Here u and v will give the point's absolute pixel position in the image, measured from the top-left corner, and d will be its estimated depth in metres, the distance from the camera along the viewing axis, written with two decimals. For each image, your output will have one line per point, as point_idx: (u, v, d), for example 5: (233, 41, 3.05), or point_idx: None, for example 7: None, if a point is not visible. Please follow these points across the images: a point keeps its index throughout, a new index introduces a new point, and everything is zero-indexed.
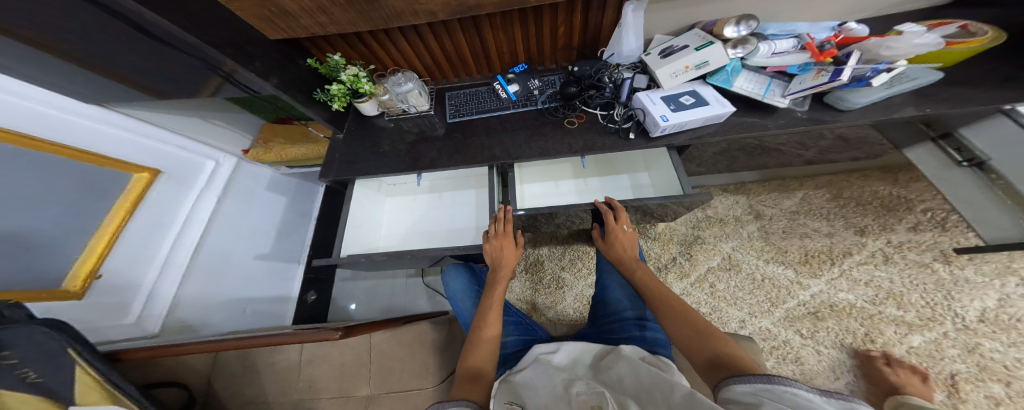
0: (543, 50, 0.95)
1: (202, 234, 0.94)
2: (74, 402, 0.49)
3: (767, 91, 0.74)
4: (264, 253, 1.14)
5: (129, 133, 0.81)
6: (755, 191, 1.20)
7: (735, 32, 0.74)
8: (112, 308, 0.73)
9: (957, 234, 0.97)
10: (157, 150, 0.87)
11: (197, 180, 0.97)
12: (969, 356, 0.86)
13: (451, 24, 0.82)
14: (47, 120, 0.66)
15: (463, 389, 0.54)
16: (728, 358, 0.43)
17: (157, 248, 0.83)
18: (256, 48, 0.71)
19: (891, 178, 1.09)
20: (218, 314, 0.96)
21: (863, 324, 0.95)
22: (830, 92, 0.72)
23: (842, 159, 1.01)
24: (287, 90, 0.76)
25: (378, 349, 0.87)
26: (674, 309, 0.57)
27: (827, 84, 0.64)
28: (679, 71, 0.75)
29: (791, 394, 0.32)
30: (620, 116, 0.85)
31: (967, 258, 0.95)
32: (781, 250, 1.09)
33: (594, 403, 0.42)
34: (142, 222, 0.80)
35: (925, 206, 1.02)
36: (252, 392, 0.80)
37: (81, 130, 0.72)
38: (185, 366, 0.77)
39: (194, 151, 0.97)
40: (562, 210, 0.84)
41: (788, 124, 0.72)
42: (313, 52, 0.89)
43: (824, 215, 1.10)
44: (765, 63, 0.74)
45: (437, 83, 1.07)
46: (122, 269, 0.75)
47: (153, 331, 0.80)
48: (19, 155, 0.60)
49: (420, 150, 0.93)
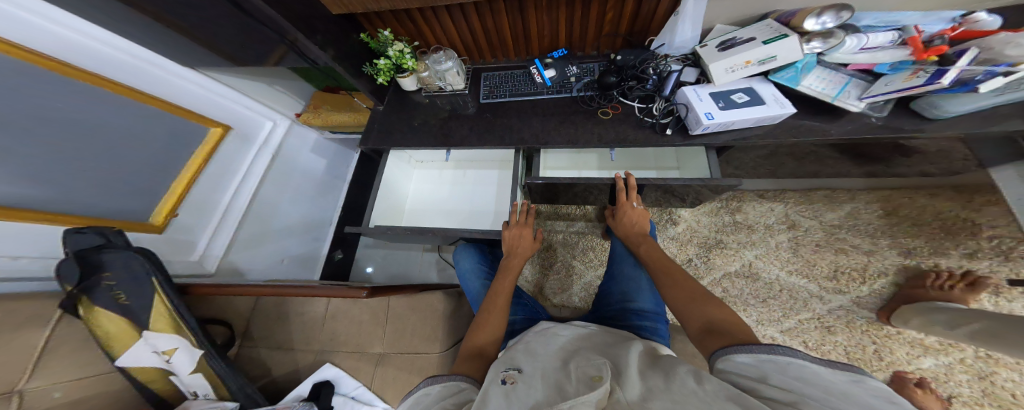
0: (587, 36, 0.92)
1: (258, 186, 1.01)
2: (147, 327, 0.59)
3: (840, 93, 0.67)
4: (304, 213, 1.20)
5: (207, 92, 0.87)
6: (796, 200, 1.15)
7: (818, 25, 0.64)
8: (182, 244, 0.81)
9: (1019, 265, 0.90)
10: (228, 108, 0.92)
11: (257, 138, 1.02)
12: (978, 382, 0.88)
13: (496, 3, 0.80)
14: (151, 79, 0.75)
15: (464, 364, 0.57)
16: (723, 324, 0.44)
17: (222, 195, 0.90)
18: (320, 24, 0.74)
19: (961, 199, 1.00)
20: (261, 263, 1.03)
21: (875, 341, 0.97)
22: (920, 96, 0.63)
23: (910, 174, 0.93)
24: (341, 63, 0.79)
25: (395, 311, 0.93)
26: (675, 278, 0.58)
27: (920, 87, 0.57)
28: (737, 66, 0.70)
29: (796, 365, 0.31)
30: (660, 110, 0.82)
31: (1020, 292, 0.89)
32: (809, 263, 1.07)
33: (594, 373, 0.44)
34: (211, 171, 0.87)
35: (992, 233, 0.94)
36: (280, 338, 0.87)
37: (161, 84, 0.77)
38: (231, 307, 0.84)
39: (257, 111, 1.02)
40: (581, 182, 0.86)
41: (856, 131, 0.66)
42: (366, 28, 0.91)
43: (867, 233, 1.05)
44: (850, 59, 0.66)
45: (475, 62, 1.05)
46: (193, 211, 0.83)
47: (211, 271, 0.87)
48: (107, 98, 0.68)
49: (451, 126, 0.94)
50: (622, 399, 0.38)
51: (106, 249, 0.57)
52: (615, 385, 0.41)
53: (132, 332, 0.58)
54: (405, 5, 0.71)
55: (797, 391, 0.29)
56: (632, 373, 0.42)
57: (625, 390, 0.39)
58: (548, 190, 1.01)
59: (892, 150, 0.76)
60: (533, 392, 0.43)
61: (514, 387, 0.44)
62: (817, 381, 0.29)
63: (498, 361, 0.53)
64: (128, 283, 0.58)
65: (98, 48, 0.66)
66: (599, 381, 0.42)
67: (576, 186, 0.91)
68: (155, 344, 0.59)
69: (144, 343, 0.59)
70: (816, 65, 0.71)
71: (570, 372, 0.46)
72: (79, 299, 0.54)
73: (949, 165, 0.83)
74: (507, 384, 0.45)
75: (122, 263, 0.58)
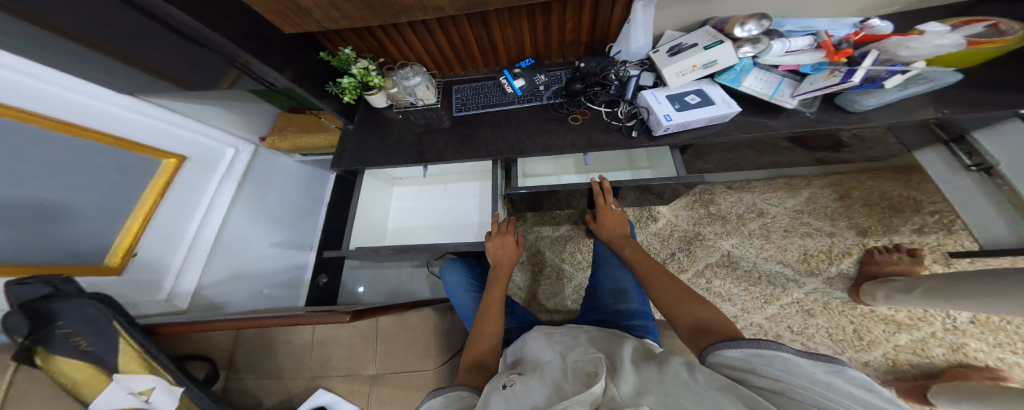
0: (551, 45, 0.94)
1: (225, 217, 0.93)
2: (117, 370, 0.57)
3: (776, 91, 0.72)
4: (279, 241, 1.13)
5: (159, 121, 0.77)
6: (761, 189, 1.19)
7: (745, 32, 0.70)
8: (146, 285, 0.75)
9: (962, 237, 0.97)
10: (182, 136, 0.83)
11: (218, 167, 0.94)
12: (952, 354, 0.92)
13: (459, 17, 0.80)
14: (92, 112, 0.65)
15: (466, 375, 0.58)
16: (710, 323, 0.45)
17: (184, 230, 0.82)
18: (273, 43, 0.70)
19: (902, 179, 1.07)
20: (238, 294, 0.98)
21: (854, 321, 1.00)
22: (841, 92, 0.70)
23: (856, 158, 0.98)
24: (301, 83, 0.76)
25: (385, 332, 0.92)
26: (660, 280, 0.60)
27: (837, 86, 0.63)
28: (686, 70, 0.74)
29: (783, 359, 0.32)
30: (624, 114, 0.86)
31: (967, 262, 0.95)
32: (781, 249, 1.10)
33: (590, 368, 0.43)
34: (170, 204, 0.79)
35: (934, 208, 1.01)
36: (269, 367, 0.86)
37: (106, 116, 0.67)
38: (211, 341, 0.82)
39: (216, 138, 0.93)
40: (561, 189, 0.88)
41: (793, 125, 0.71)
42: (326, 46, 0.89)
43: (827, 215, 1.09)
44: (778, 61, 0.71)
45: (445, 76, 1.07)
46: (153, 248, 0.76)
47: (183, 308, 0.81)
48: (48, 138, 0.59)
49: (427, 142, 0.96)
50: (615, 396, 0.37)
51: (54, 299, 0.53)
52: (609, 382, 0.39)
53: (100, 376, 0.56)
54: (365, 23, 0.69)
55: (787, 384, 0.31)
56: (626, 368, 0.42)
57: (619, 387, 0.38)
58: (533, 199, 1.05)
59: (838, 139, 0.81)
60: (533, 393, 0.41)
61: (514, 390, 0.42)
62: (806, 376, 0.31)
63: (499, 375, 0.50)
64: (85, 330, 0.55)
65: (28, 83, 0.55)
66: (593, 378, 0.41)
67: (556, 193, 0.94)
68: (130, 386, 0.58)
69: (116, 386, 0.57)
70: (753, 66, 0.75)
71: (568, 369, 0.45)
72: (35, 350, 0.51)
73: (886, 148, 0.90)
74: (507, 388, 0.43)
75: (78, 311, 0.55)
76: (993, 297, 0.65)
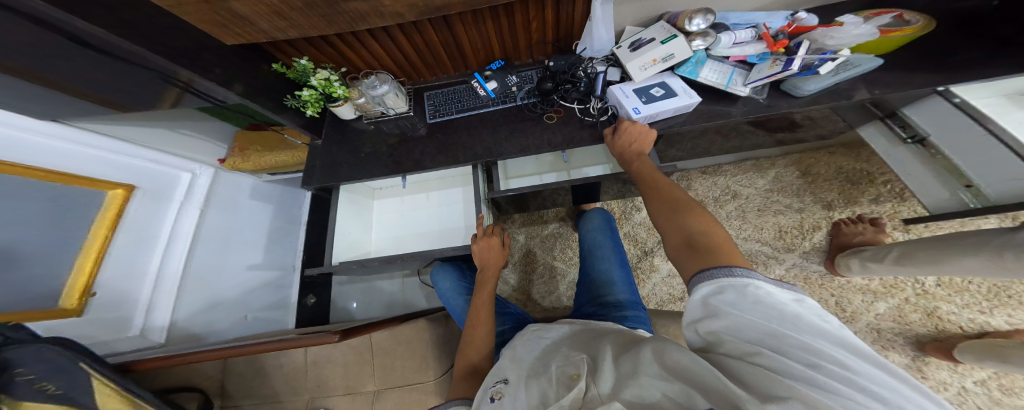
0: (519, 46, 0.94)
1: (191, 246, 0.92)
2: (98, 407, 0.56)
3: (730, 81, 0.75)
4: (256, 263, 1.12)
5: (101, 152, 0.74)
6: (732, 172, 1.21)
7: (695, 26, 0.72)
8: (113, 322, 0.74)
9: (914, 203, 1.01)
10: (127, 164, 0.79)
11: (174, 194, 0.91)
12: (927, 318, 0.97)
13: (421, 23, 0.79)
14: (34, 149, 0.63)
15: (459, 386, 0.60)
16: (704, 236, 0.39)
17: (147, 263, 0.81)
18: (214, 57, 0.67)
19: (853, 153, 1.11)
20: (219, 320, 0.97)
21: (834, 293, 1.04)
22: (786, 79, 0.73)
23: (812, 137, 1.02)
24: (253, 98, 0.74)
25: (379, 347, 0.92)
26: (663, 195, 0.52)
27: (779, 74, 0.67)
28: (647, 64, 0.76)
29: (754, 290, 0.28)
30: (596, 109, 0.88)
31: (924, 226, 1.00)
32: (758, 228, 1.13)
33: (572, 369, 0.41)
34: (125, 237, 0.77)
35: (886, 179, 1.06)
36: (264, 392, 0.85)
37: (46, 151, 0.65)
38: (199, 372, 0.81)
39: (168, 163, 0.90)
40: (544, 188, 0.89)
41: (749, 112, 0.74)
42: (279, 57, 0.86)
43: (794, 193, 1.13)
44: (727, 53, 0.74)
45: (414, 83, 1.06)
46: (111, 286, 0.74)
47: (160, 341, 0.82)
48: None
49: (402, 152, 0.95)
50: (597, 396, 0.34)
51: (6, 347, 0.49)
52: (590, 381, 0.37)
53: None
54: (316, 32, 0.69)
55: (756, 326, 0.27)
56: (608, 361, 0.39)
57: (599, 385, 0.35)
58: (517, 201, 1.05)
59: (797, 120, 0.85)
60: (520, 402, 0.40)
61: (501, 403, 0.42)
62: (774, 315, 0.26)
63: (487, 377, 0.50)
64: (50, 375, 0.52)
65: None
66: (576, 380, 0.38)
67: (539, 193, 0.93)
68: None
69: None
70: (707, 58, 0.77)
71: (552, 374, 0.42)
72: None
73: (836, 126, 0.95)
74: (495, 401, 0.43)
75: (35, 356, 0.51)
76: (964, 258, 0.67)
